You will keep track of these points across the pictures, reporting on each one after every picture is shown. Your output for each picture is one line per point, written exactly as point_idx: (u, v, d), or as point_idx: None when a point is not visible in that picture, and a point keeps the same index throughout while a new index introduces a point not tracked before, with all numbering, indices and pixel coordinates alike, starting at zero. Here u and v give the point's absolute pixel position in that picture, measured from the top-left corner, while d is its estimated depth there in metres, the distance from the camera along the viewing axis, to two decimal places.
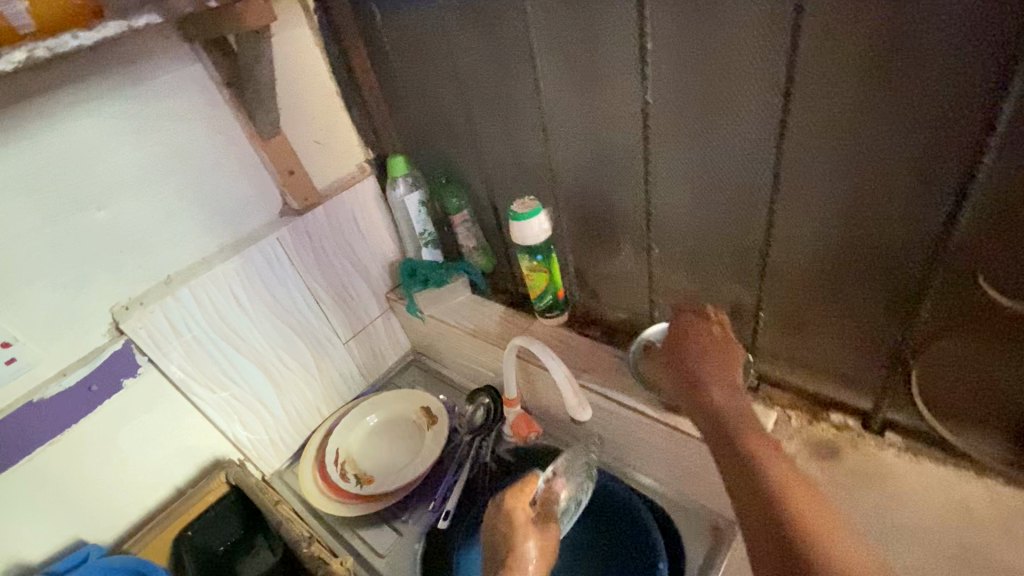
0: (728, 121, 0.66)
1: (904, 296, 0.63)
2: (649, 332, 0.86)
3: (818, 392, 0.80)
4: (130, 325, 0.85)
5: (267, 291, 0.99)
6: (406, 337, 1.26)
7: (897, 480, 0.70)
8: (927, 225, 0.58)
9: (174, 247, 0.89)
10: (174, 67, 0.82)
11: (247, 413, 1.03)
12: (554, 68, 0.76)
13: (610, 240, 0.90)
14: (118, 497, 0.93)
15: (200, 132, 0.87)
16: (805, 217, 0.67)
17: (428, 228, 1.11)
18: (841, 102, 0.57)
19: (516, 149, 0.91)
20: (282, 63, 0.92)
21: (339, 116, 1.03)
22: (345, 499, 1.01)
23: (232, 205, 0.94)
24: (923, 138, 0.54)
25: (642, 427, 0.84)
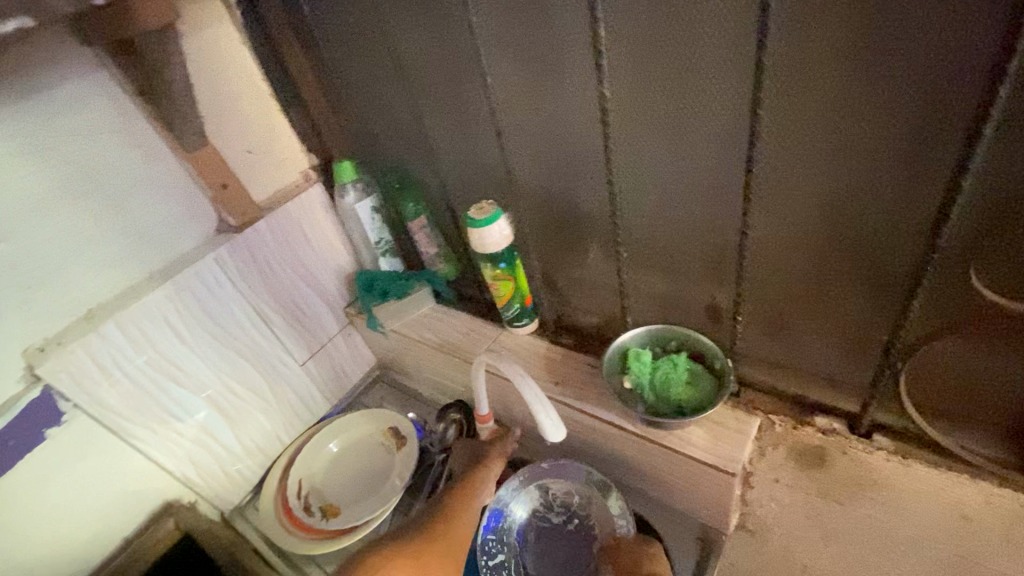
0: (696, 112, 0.60)
1: (892, 292, 0.60)
2: (624, 338, 0.79)
3: (802, 395, 0.77)
4: (50, 370, 0.76)
5: (211, 318, 0.91)
6: (370, 352, 1.18)
7: (890, 487, 0.69)
8: (917, 218, 0.54)
9: (94, 277, 0.80)
10: (74, 74, 0.72)
11: (199, 450, 0.95)
12: (503, 62, 0.70)
13: (577, 242, 0.83)
14: (54, 556, 0.84)
15: (113, 146, 0.77)
16: (782, 214, 0.62)
17: (384, 237, 1.04)
18: (818, 88, 0.52)
19: (470, 149, 0.84)
20: (206, 65, 0.83)
21: (276, 120, 0.94)
22: (312, 534, 0.94)
23: (160, 226, 0.85)
24: (911, 124, 0.50)
25: (622, 442, 0.79)
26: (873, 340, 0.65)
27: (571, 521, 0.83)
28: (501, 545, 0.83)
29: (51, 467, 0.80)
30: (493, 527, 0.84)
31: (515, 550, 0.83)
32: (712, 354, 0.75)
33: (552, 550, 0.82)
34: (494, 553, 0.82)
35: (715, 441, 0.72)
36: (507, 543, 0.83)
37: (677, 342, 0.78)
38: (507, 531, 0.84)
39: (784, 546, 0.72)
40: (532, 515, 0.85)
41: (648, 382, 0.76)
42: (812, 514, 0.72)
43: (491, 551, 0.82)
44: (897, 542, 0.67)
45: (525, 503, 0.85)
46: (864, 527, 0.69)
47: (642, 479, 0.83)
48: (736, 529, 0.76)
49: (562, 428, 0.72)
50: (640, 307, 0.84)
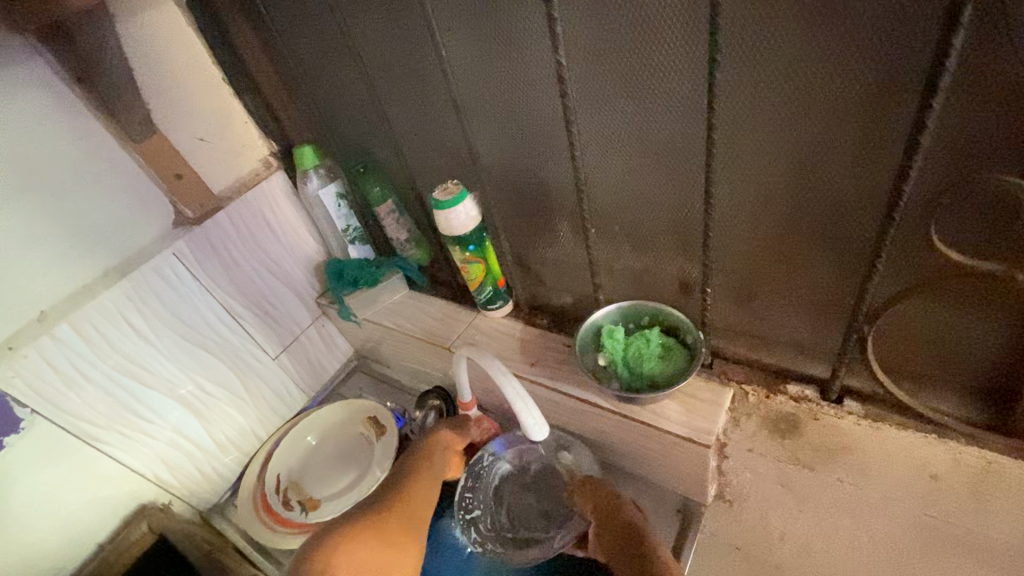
0: (656, 79, 0.58)
1: (858, 254, 0.59)
2: (596, 316, 0.78)
3: (774, 364, 0.77)
4: (1, 376, 0.73)
5: (172, 314, 0.88)
6: (346, 342, 1.15)
7: (862, 453, 0.70)
8: (879, 178, 0.53)
9: (43, 277, 0.76)
10: (3, 61, 0.67)
11: (171, 452, 0.93)
12: (457, 35, 0.67)
13: (546, 221, 0.82)
14: (25, 566, 0.82)
15: (53, 139, 0.73)
16: (746, 181, 0.61)
17: (352, 224, 1.01)
18: (774, 50, 0.51)
19: (431, 129, 0.81)
20: (148, 49, 0.78)
21: (230, 106, 0.90)
22: (292, 528, 0.93)
23: (111, 222, 0.81)
24: (868, 83, 0.49)
25: (598, 420, 0.78)
26: (840, 306, 0.65)
27: (544, 479, 0.84)
28: (477, 501, 0.85)
29: (11, 477, 0.77)
30: (470, 484, 0.85)
31: (489, 506, 0.84)
32: (685, 329, 0.75)
33: (525, 505, 0.83)
34: (470, 507, 0.84)
35: (690, 414, 0.72)
36: (483, 500, 0.85)
37: (648, 316, 0.77)
38: (483, 489, 0.85)
39: (762, 512, 0.73)
40: (507, 474, 0.86)
41: (621, 358, 0.75)
42: (785, 480, 0.73)
43: (466, 505, 0.84)
44: (869, 503, 0.68)
45: (501, 462, 0.86)
46: (836, 491, 0.70)
47: (618, 455, 0.83)
48: (714, 500, 0.76)
49: (544, 427, 0.71)
50: (612, 284, 0.83)
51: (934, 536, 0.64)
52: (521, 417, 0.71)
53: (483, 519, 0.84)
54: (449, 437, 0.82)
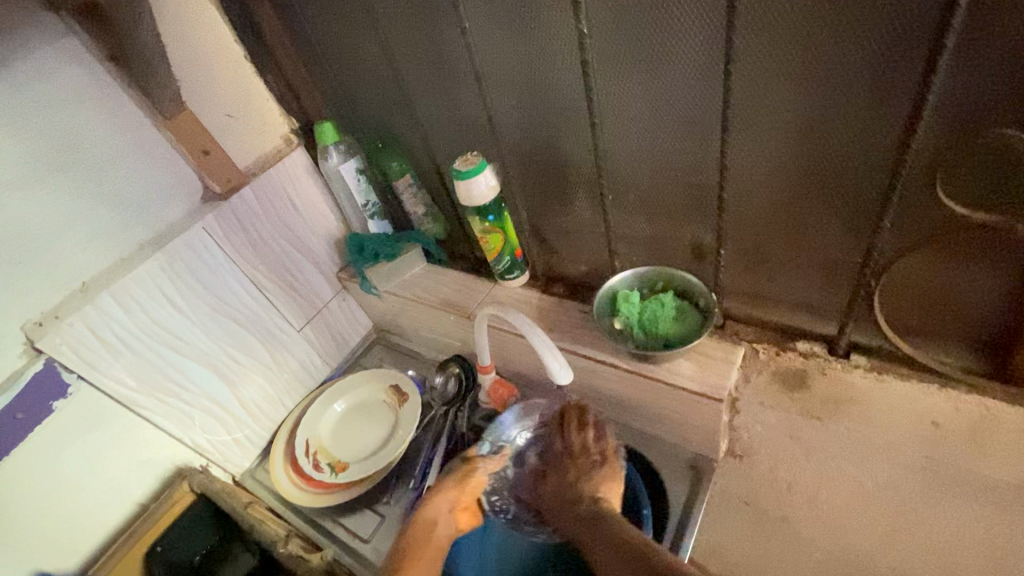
0: (672, 46, 0.60)
1: (866, 212, 0.62)
2: (613, 282, 0.82)
3: (784, 324, 0.80)
4: (49, 343, 0.77)
5: (203, 286, 0.91)
6: (366, 316, 1.19)
7: (865, 402, 0.74)
8: (888, 137, 0.56)
9: (84, 250, 0.80)
10: (42, 39, 0.70)
11: (205, 418, 0.97)
12: (478, 9, 0.69)
13: (563, 192, 0.85)
14: (76, 523, 0.87)
15: (89, 116, 0.76)
16: (759, 144, 0.63)
17: (371, 199, 1.03)
18: (791, 14, 0.53)
19: (450, 102, 0.84)
20: (176, 28, 0.81)
21: (252, 83, 0.92)
22: (325, 488, 0.99)
23: (145, 197, 0.84)
24: (877, 44, 0.51)
25: (616, 380, 0.82)
26: (847, 265, 0.68)
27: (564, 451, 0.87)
28: (498, 479, 0.88)
29: (61, 438, 0.82)
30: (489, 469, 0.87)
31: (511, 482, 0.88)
32: (698, 291, 0.78)
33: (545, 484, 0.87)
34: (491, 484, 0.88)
35: (703, 372, 0.75)
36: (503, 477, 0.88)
37: (663, 281, 0.80)
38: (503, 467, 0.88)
39: (772, 464, 0.77)
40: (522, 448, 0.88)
41: (636, 321, 0.78)
42: (794, 433, 0.77)
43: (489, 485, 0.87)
44: (872, 451, 0.72)
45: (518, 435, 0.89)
46: (842, 441, 0.74)
47: (635, 416, 0.87)
48: (725, 455, 0.81)
49: (569, 371, 0.76)
50: (628, 251, 0.86)
51: (933, 479, 0.69)
52: (546, 362, 0.76)
53: (508, 496, 0.88)
54: (455, 497, 0.81)
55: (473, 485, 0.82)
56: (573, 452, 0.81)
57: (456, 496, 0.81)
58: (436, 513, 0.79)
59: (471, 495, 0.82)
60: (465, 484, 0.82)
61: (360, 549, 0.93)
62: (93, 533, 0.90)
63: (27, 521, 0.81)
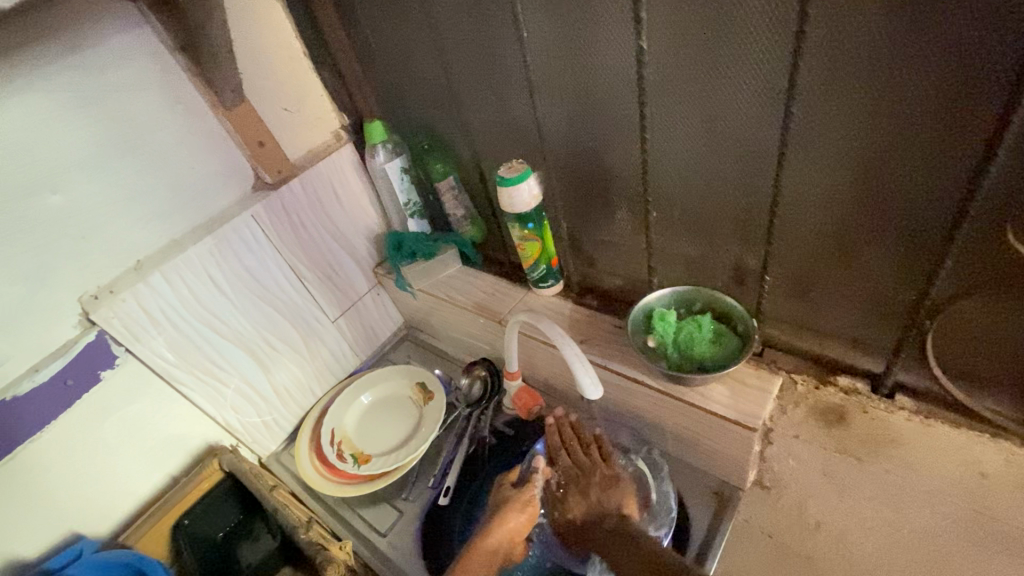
0: (732, 68, 0.60)
1: (923, 250, 0.60)
2: (649, 299, 0.81)
3: (827, 357, 0.78)
4: (103, 315, 0.80)
5: (248, 272, 0.94)
6: (398, 311, 1.21)
7: (907, 446, 0.71)
8: (953, 175, 0.54)
9: (141, 230, 0.84)
10: (120, 28, 0.74)
11: (239, 399, 1.00)
12: (538, 21, 0.70)
13: (605, 206, 0.85)
14: (111, 489, 0.91)
15: (157, 102, 0.80)
16: (815, 172, 0.62)
17: (413, 198, 1.05)
18: (861, 41, 0.52)
19: (502, 110, 0.84)
20: (244, 24, 0.84)
21: (309, 80, 0.95)
22: (345, 479, 1.00)
23: (200, 182, 0.87)
24: (950, 79, 0.50)
25: (646, 399, 0.81)
26: (899, 300, 0.66)
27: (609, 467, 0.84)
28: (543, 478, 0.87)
29: (105, 407, 0.86)
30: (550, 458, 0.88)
31: None
32: (737, 316, 0.76)
33: None
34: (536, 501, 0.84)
35: (736, 399, 0.74)
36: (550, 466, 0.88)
37: (700, 303, 0.79)
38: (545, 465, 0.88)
39: (801, 499, 0.75)
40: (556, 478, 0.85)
41: (671, 340, 0.77)
42: (828, 470, 0.74)
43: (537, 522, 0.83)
44: (913, 496, 0.70)
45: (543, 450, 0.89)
46: (880, 484, 0.71)
47: (661, 437, 0.85)
48: (753, 487, 0.79)
49: (599, 386, 0.75)
50: (667, 269, 0.85)
51: (976, 532, 0.66)
52: (577, 375, 0.75)
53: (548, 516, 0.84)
54: (519, 523, 0.79)
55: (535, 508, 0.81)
56: (585, 472, 0.80)
57: (516, 521, 0.79)
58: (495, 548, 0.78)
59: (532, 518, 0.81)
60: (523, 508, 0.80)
61: (376, 542, 0.94)
62: (127, 500, 0.94)
63: (67, 483, 0.85)
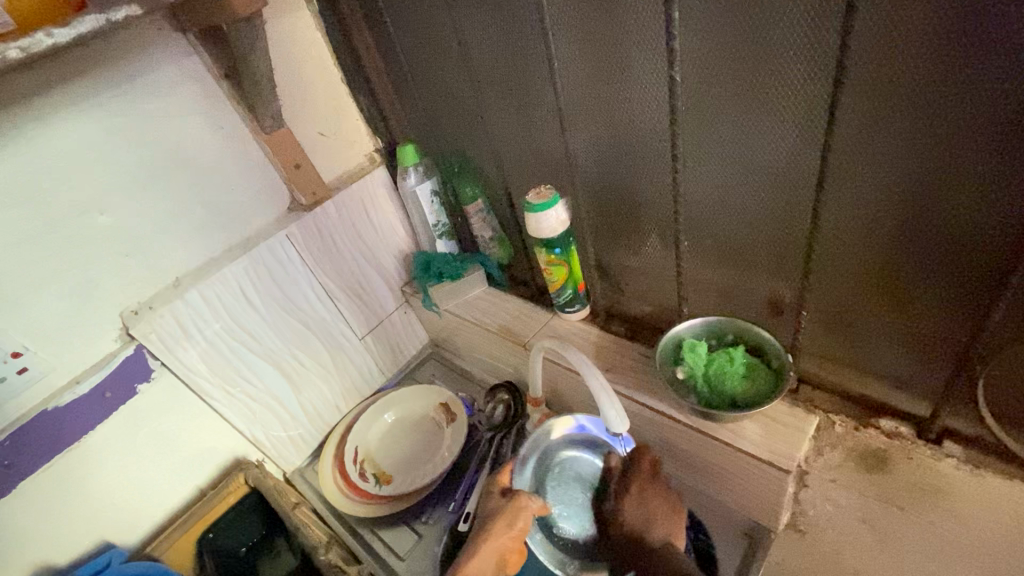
0: (770, 101, 0.59)
1: (975, 290, 0.57)
2: (679, 328, 0.78)
3: (867, 396, 0.75)
4: (142, 330, 0.83)
5: (281, 290, 0.96)
6: (424, 330, 1.22)
7: (957, 497, 0.66)
8: (1008, 214, 0.52)
9: (180, 249, 0.87)
10: (170, 57, 0.77)
11: (266, 414, 1.02)
12: (570, 52, 0.70)
13: (635, 232, 0.84)
14: (142, 499, 0.93)
15: (201, 127, 0.83)
16: (857, 206, 0.60)
17: (441, 220, 1.06)
18: (907, 70, 0.50)
19: (531, 136, 0.85)
20: (285, 52, 0.87)
21: (346, 105, 0.98)
22: (365, 499, 1.00)
23: (238, 204, 0.90)
24: (1003, 116, 0.48)
25: (674, 433, 0.78)
26: (947, 339, 0.63)
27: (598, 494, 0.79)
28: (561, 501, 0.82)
29: (140, 419, 0.88)
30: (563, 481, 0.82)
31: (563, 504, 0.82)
32: (772, 350, 0.73)
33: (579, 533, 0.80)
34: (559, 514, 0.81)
35: (769, 438, 0.71)
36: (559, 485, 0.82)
37: (732, 335, 0.76)
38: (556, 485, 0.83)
39: (838, 546, 0.71)
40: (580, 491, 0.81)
41: (701, 373, 0.74)
42: (867, 517, 0.70)
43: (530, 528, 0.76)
44: (963, 552, 0.65)
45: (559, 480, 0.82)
46: (925, 536, 0.67)
47: (690, 472, 0.82)
48: (785, 528, 0.77)
49: (624, 420, 0.72)
50: (698, 298, 0.83)
51: None
52: (601, 408, 0.72)
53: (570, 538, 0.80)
54: (508, 536, 0.71)
55: (522, 524, 0.71)
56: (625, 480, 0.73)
57: (507, 540, 0.70)
58: (483, 569, 0.70)
59: (521, 537, 0.72)
60: (515, 526, 0.71)
61: (394, 565, 0.93)
62: (156, 511, 0.96)
63: (101, 491, 0.88)
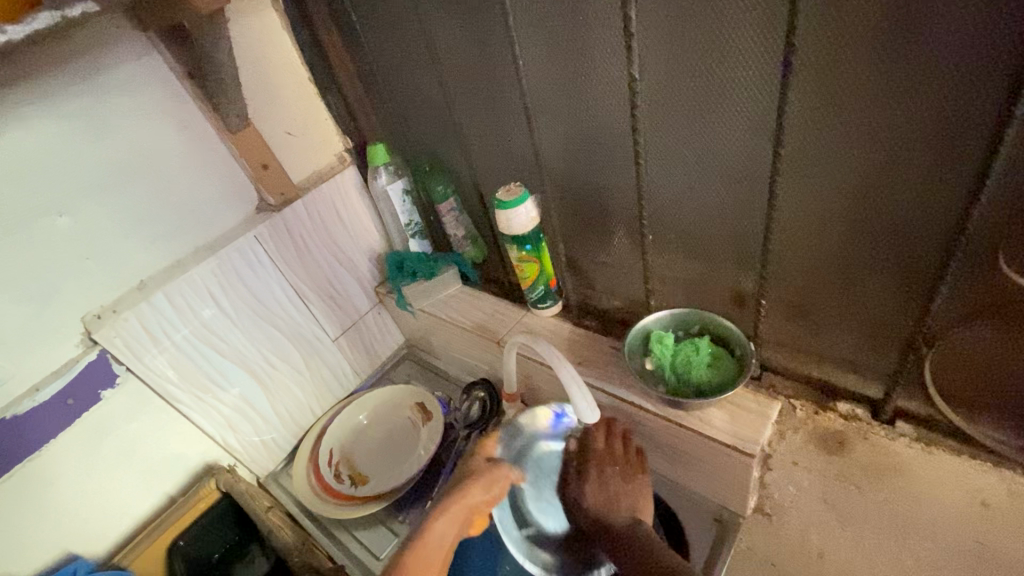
0: (725, 98, 0.61)
1: (920, 277, 0.60)
2: (647, 321, 0.80)
3: (827, 382, 0.78)
4: (105, 335, 0.81)
5: (250, 292, 0.95)
6: (399, 331, 1.22)
7: (911, 474, 0.70)
8: (947, 203, 0.55)
9: (144, 252, 0.85)
10: (131, 56, 0.76)
11: (238, 418, 1.00)
12: (533, 51, 0.72)
13: (603, 228, 0.85)
14: (108, 509, 0.91)
15: (164, 126, 0.82)
16: (809, 199, 0.63)
17: (414, 219, 1.06)
18: (850, 72, 0.53)
19: (500, 134, 0.86)
20: (250, 51, 0.86)
21: (314, 104, 0.98)
22: (341, 500, 0.99)
23: (204, 205, 0.89)
24: (937, 111, 0.51)
25: (644, 423, 0.80)
26: (897, 326, 0.66)
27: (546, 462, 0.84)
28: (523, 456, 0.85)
29: (104, 426, 0.86)
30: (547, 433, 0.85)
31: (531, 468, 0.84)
32: (736, 340, 0.75)
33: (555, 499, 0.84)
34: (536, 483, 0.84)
35: (734, 424, 0.73)
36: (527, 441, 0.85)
37: (698, 325, 0.78)
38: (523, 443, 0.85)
39: (802, 527, 0.74)
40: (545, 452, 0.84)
41: (668, 363, 0.76)
42: (829, 498, 0.73)
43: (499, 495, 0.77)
44: (917, 527, 0.68)
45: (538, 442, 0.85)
46: (881, 513, 0.70)
47: (662, 462, 0.84)
48: (752, 512, 0.78)
49: (595, 411, 0.74)
50: (665, 291, 0.85)
51: (978, 564, 0.65)
52: (572, 400, 0.74)
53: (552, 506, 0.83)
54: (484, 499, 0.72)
55: (501, 486, 0.74)
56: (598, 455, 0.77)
57: (479, 505, 0.72)
58: (451, 530, 0.69)
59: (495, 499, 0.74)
60: (491, 492, 0.73)
61: (371, 565, 0.93)
62: (124, 521, 0.94)
63: (63, 502, 0.85)
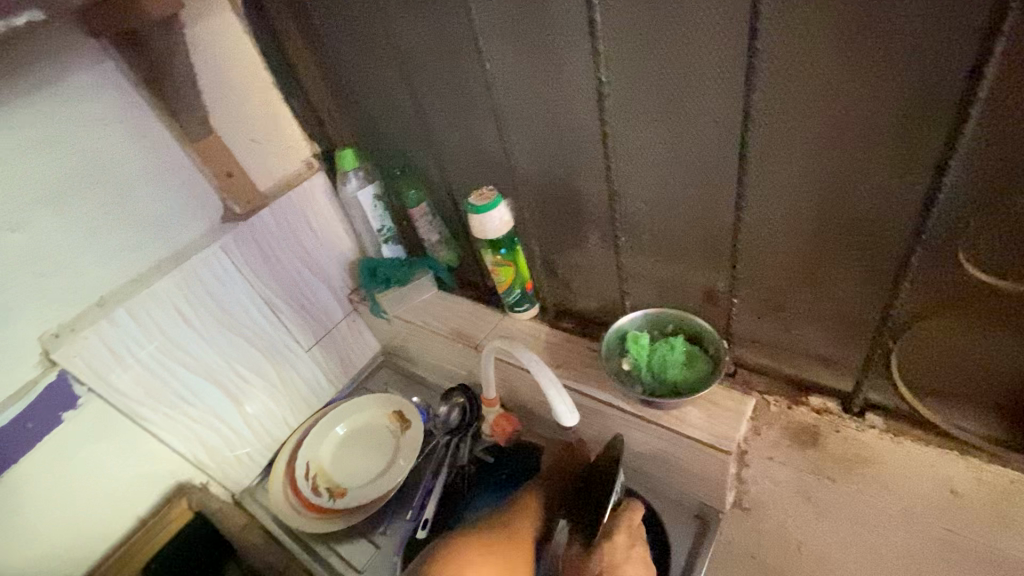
0: (693, 100, 0.61)
1: (883, 272, 0.62)
2: (622, 322, 0.80)
3: (800, 376, 0.79)
4: (64, 355, 0.78)
5: (218, 304, 0.92)
6: (375, 338, 1.20)
7: (882, 465, 0.72)
8: (908, 200, 0.56)
9: (104, 267, 0.81)
10: (82, 63, 0.73)
11: (210, 435, 0.98)
12: (501, 53, 0.71)
13: (577, 230, 0.85)
14: (76, 534, 0.88)
15: (121, 135, 0.78)
16: (776, 199, 0.63)
17: (387, 225, 1.04)
18: (812, 74, 0.53)
19: (471, 137, 0.85)
20: (210, 56, 0.83)
21: (280, 109, 0.95)
22: (319, 514, 0.98)
23: (167, 217, 0.86)
24: (896, 111, 0.52)
25: (623, 424, 0.80)
26: (865, 320, 0.67)
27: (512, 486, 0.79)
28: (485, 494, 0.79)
29: (67, 450, 0.83)
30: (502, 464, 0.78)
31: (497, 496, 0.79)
32: (710, 338, 0.76)
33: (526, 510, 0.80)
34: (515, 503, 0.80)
35: (711, 421, 0.74)
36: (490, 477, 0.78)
37: (673, 325, 0.79)
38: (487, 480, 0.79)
39: (780, 520, 0.75)
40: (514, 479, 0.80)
41: (645, 363, 0.77)
42: (805, 491, 0.75)
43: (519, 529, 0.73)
44: (889, 516, 0.70)
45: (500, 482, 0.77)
46: (854, 503, 0.72)
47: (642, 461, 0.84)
48: (731, 507, 0.79)
49: (576, 414, 0.72)
50: (639, 291, 0.85)
51: (947, 549, 0.67)
52: (552, 404, 0.72)
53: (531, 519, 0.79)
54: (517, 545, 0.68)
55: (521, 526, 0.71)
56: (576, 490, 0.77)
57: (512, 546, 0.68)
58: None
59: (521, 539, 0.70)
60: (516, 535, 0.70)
61: None
62: (93, 544, 0.91)
63: (26, 530, 0.82)
